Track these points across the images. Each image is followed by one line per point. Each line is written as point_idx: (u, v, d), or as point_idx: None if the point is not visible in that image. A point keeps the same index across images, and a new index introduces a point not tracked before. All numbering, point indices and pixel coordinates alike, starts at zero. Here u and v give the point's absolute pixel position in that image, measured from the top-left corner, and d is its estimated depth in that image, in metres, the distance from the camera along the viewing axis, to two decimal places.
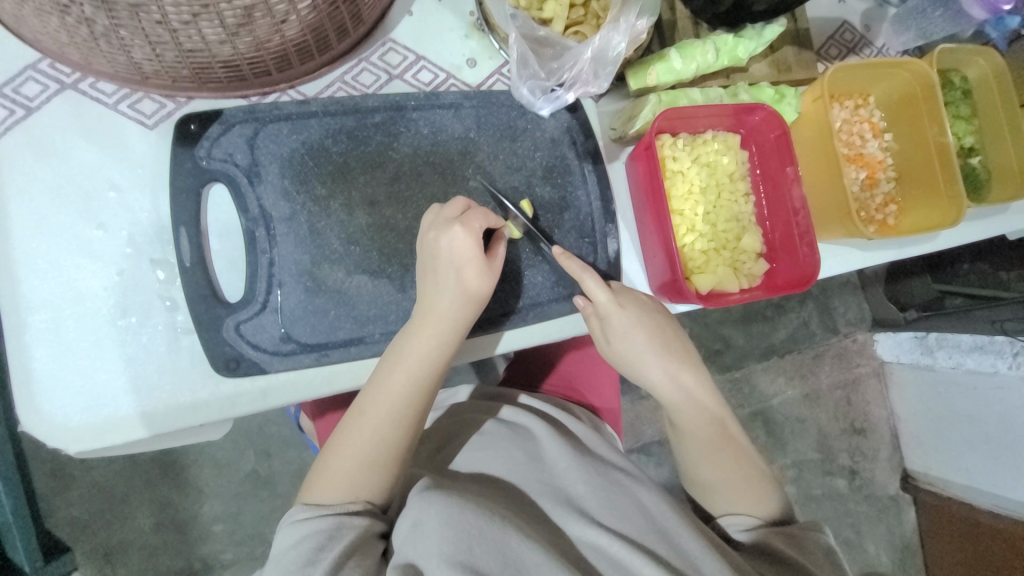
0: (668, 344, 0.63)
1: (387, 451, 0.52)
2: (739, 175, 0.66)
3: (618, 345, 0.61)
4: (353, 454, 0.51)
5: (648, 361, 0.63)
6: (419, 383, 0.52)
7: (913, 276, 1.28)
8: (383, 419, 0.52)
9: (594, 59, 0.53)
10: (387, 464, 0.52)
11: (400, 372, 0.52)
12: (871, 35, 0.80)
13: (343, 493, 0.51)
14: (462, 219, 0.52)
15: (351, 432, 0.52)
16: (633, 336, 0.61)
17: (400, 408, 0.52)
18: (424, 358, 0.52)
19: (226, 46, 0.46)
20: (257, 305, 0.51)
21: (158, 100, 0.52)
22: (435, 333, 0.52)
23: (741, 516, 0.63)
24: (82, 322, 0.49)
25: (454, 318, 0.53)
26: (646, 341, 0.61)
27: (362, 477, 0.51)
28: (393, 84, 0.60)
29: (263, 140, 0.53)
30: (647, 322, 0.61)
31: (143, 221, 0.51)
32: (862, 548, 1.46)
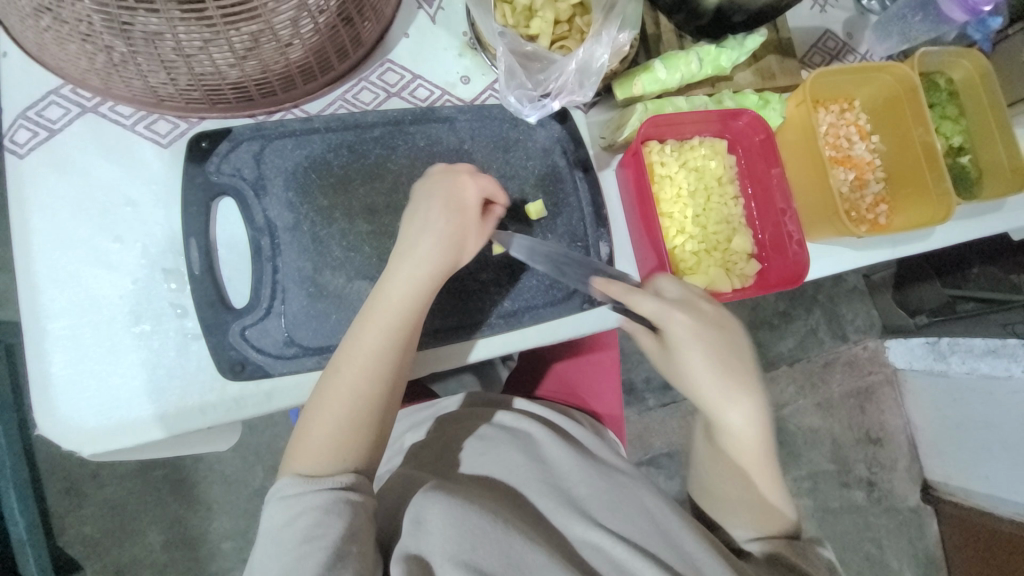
0: (729, 364, 0.59)
1: (367, 412, 0.51)
2: (727, 179, 0.68)
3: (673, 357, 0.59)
4: (334, 419, 0.50)
5: (705, 378, 0.59)
6: (394, 339, 0.52)
7: (922, 282, 1.28)
8: (359, 378, 0.51)
9: (579, 69, 0.56)
10: (370, 425, 0.52)
11: (374, 329, 0.52)
12: (855, 42, 0.82)
13: (326, 460, 0.49)
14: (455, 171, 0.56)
15: (327, 396, 0.51)
16: (688, 348, 0.58)
17: (377, 367, 0.52)
18: (398, 312, 0.52)
19: (235, 69, 0.49)
20: (262, 310, 0.54)
21: (171, 121, 0.56)
22: (408, 288, 0.53)
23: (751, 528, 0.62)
24: (98, 329, 0.52)
25: (427, 270, 0.53)
26: (705, 356, 0.58)
27: (345, 442, 0.50)
28: (391, 101, 0.63)
29: (269, 155, 0.56)
30: (704, 337, 0.58)
31: (156, 233, 0.54)
32: (884, 563, 1.42)
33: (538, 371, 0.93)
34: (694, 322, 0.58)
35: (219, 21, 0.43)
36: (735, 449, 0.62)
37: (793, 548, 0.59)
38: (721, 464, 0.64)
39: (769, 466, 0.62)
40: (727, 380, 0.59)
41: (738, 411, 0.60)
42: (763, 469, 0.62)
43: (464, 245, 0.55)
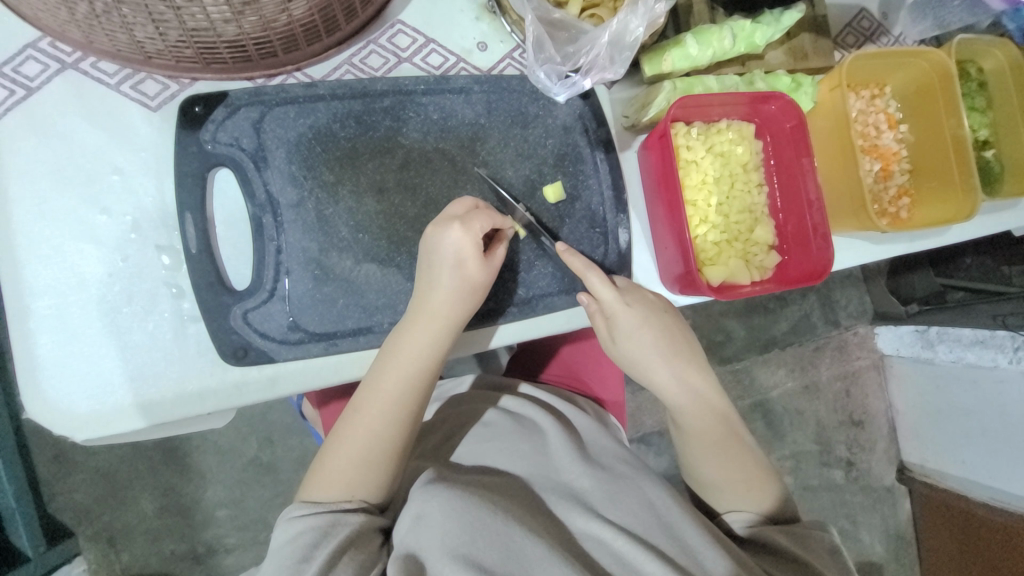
0: (674, 344, 0.64)
1: (381, 450, 0.52)
2: (752, 165, 0.65)
3: (625, 345, 0.62)
4: (349, 454, 0.52)
5: (654, 361, 0.64)
6: (414, 381, 0.52)
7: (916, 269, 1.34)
8: (378, 417, 0.52)
9: (611, 42, 0.51)
10: (386, 462, 0.53)
11: (393, 372, 0.52)
12: (889, 23, 0.78)
13: (338, 492, 0.52)
14: (472, 211, 0.52)
15: (346, 431, 0.53)
16: (642, 332, 0.61)
17: (394, 407, 0.52)
18: (419, 356, 0.52)
19: (231, 26, 0.44)
20: (265, 293, 0.50)
21: (161, 81, 0.50)
22: (429, 332, 0.52)
23: (744, 512, 0.62)
24: (87, 308, 0.48)
25: (448, 314, 0.52)
26: (656, 344, 0.62)
27: (358, 477, 0.52)
28: (402, 67, 0.58)
29: (270, 123, 0.52)
30: (654, 319, 0.62)
31: (147, 207, 0.50)
32: (857, 538, 1.48)
33: (541, 354, 0.92)
34: (647, 308, 0.61)
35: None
36: (695, 429, 0.66)
37: (794, 537, 0.59)
38: (692, 447, 0.66)
39: (734, 441, 0.65)
40: (676, 360, 0.65)
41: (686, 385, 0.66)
42: (729, 439, 0.65)
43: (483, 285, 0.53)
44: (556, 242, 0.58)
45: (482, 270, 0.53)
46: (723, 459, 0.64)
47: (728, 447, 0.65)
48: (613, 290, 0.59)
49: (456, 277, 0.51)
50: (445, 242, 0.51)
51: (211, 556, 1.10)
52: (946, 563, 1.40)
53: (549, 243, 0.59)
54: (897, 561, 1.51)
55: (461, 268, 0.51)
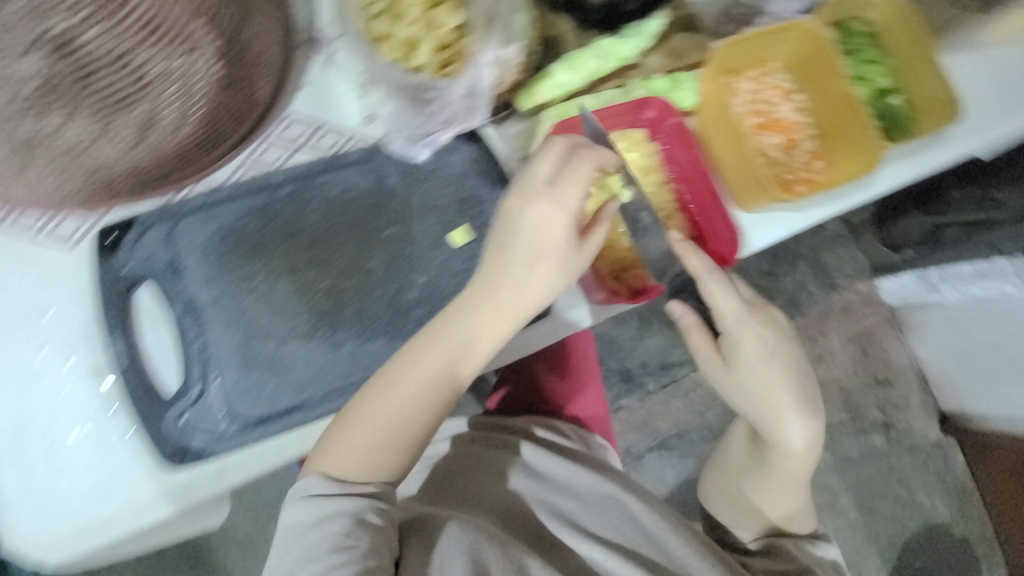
0: (801, 376, 0.71)
1: (404, 431, 0.54)
2: (650, 168, 0.68)
3: (750, 364, 0.70)
4: (364, 437, 0.53)
5: (779, 393, 0.70)
6: (448, 369, 0.55)
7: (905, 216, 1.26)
8: (406, 397, 0.54)
9: (467, 94, 0.55)
10: (402, 445, 0.54)
11: (439, 345, 0.54)
12: (764, 2, 0.79)
13: (354, 480, 0.52)
14: (571, 157, 0.54)
15: (354, 414, 0.53)
16: (774, 354, 0.69)
17: (430, 389, 0.55)
18: (468, 333, 0.55)
19: (126, 159, 0.49)
20: (194, 394, 0.53)
21: (76, 220, 0.55)
22: (501, 310, 0.55)
23: (754, 530, 0.78)
24: (39, 441, 0.52)
25: (530, 300, 0.56)
26: (782, 377, 0.70)
27: (374, 458, 0.53)
28: (298, 155, 0.62)
29: (179, 234, 0.56)
30: (780, 350, 0.70)
31: (78, 337, 0.54)
32: (914, 501, 1.42)
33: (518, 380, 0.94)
34: (775, 343, 0.70)
35: (99, 112, 0.44)
36: (788, 467, 0.74)
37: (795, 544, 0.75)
38: (777, 479, 0.76)
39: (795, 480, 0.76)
40: (801, 401, 0.71)
41: (801, 427, 0.71)
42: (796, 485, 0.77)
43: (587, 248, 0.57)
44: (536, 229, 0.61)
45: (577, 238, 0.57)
46: (800, 492, 0.77)
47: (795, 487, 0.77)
48: (737, 306, 0.67)
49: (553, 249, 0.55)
50: (527, 215, 0.54)
51: None
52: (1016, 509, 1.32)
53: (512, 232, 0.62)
54: (964, 518, 1.42)
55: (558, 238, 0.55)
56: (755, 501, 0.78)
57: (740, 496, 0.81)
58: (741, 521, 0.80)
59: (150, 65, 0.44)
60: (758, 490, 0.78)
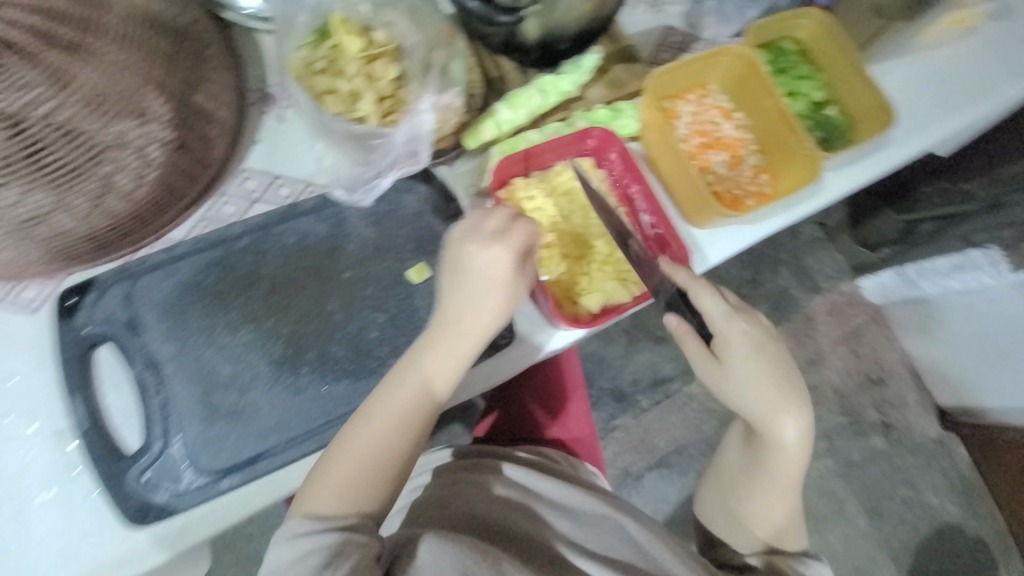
0: (780, 375, 0.63)
1: (389, 457, 0.54)
2: (601, 193, 0.69)
3: (733, 369, 0.63)
4: (351, 467, 0.52)
5: (763, 385, 0.62)
6: (423, 392, 0.55)
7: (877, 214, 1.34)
8: (387, 426, 0.54)
9: (408, 139, 0.58)
10: (386, 474, 0.54)
11: (411, 375, 0.55)
12: (698, 30, 0.85)
13: (340, 505, 0.52)
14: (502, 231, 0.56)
15: (344, 445, 0.53)
16: (754, 357, 0.62)
17: (406, 415, 0.54)
18: (451, 351, 0.56)
19: (81, 225, 0.53)
20: (155, 450, 0.53)
21: (38, 286, 0.57)
22: (453, 340, 0.56)
23: (747, 541, 0.71)
24: (7, 503, 0.53)
25: (478, 331, 0.56)
26: (761, 369, 0.62)
27: (360, 491, 0.52)
28: (255, 206, 0.65)
29: (139, 292, 0.57)
30: (766, 350, 0.63)
31: (43, 398, 0.55)
32: (924, 502, 1.39)
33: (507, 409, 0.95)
34: (759, 337, 0.63)
35: (55, 179, 0.48)
36: (781, 466, 0.67)
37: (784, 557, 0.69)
38: (767, 482, 0.68)
39: (792, 486, 0.68)
40: (786, 393, 0.63)
41: (792, 424, 0.64)
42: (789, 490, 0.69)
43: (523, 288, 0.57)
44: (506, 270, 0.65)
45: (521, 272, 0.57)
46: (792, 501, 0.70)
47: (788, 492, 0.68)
48: (723, 309, 0.61)
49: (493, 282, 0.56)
50: (465, 251, 0.56)
51: None
52: None
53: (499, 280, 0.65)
54: (978, 518, 1.38)
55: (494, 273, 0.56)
56: (750, 509, 0.70)
57: (730, 506, 0.73)
58: (739, 531, 0.72)
59: (105, 132, 0.49)
60: (746, 496, 0.71)
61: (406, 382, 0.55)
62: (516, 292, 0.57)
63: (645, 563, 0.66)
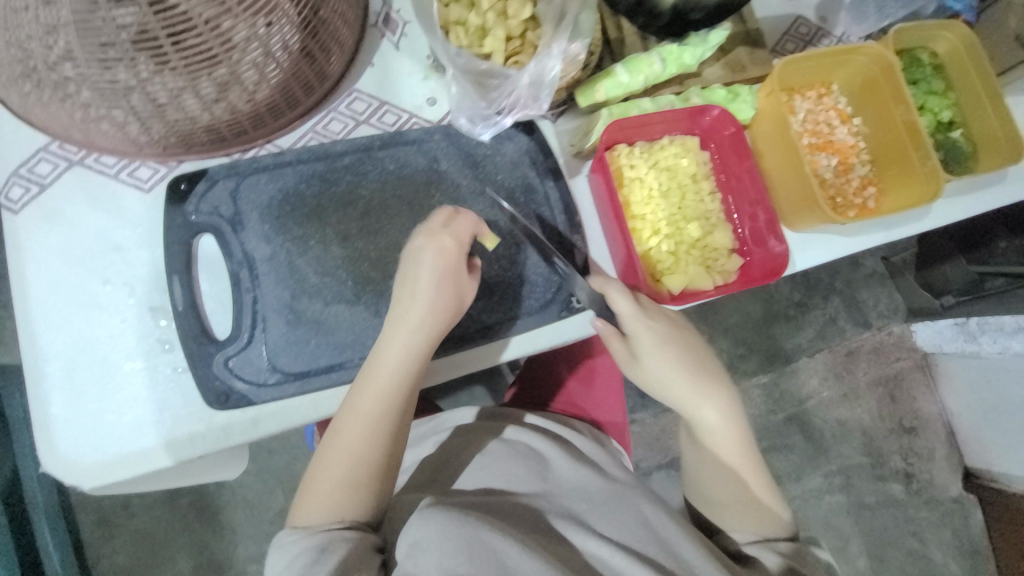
0: (698, 361, 0.66)
1: (369, 463, 0.55)
2: (702, 175, 0.68)
3: (648, 363, 0.65)
4: (332, 475, 0.54)
5: (678, 376, 0.65)
6: (388, 401, 0.55)
7: (947, 259, 1.22)
8: (359, 438, 0.54)
9: (532, 83, 0.57)
10: (366, 482, 0.55)
11: (373, 389, 0.54)
12: (829, 26, 0.80)
13: (327, 513, 0.54)
14: (451, 229, 0.57)
15: (325, 455, 0.55)
16: (674, 340, 0.64)
17: (376, 425, 0.55)
18: (393, 370, 0.55)
19: (205, 114, 0.52)
20: (244, 340, 0.56)
21: (152, 166, 0.59)
22: (409, 346, 0.55)
23: (747, 530, 0.63)
24: (92, 367, 0.55)
25: (421, 335, 0.55)
26: (677, 358, 0.65)
27: (341, 499, 0.54)
28: (361, 128, 0.65)
29: (245, 190, 0.59)
30: (677, 340, 0.65)
31: (142, 273, 0.57)
32: (927, 558, 1.35)
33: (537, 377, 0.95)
34: (668, 326, 0.64)
35: (184, 68, 0.46)
36: (717, 449, 0.66)
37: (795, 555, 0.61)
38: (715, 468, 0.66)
39: (744, 468, 0.66)
40: (700, 377, 0.66)
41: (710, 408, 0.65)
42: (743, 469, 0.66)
43: (460, 299, 0.57)
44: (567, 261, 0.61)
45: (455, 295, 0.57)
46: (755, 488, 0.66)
47: (747, 473, 0.66)
48: (633, 308, 0.61)
49: (432, 298, 0.55)
50: (415, 266, 0.56)
51: None
52: None
53: (562, 263, 0.62)
54: None
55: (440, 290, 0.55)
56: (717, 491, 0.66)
57: (702, 492, 0.68)
58: (724, 517, 0.65)
59: (235, 31, 0.46)
60: (708, 476, 0.67)
61: (378, 397, 0.54)
62: (455, 299, 0.57)
63: (673, 564, 0.58)
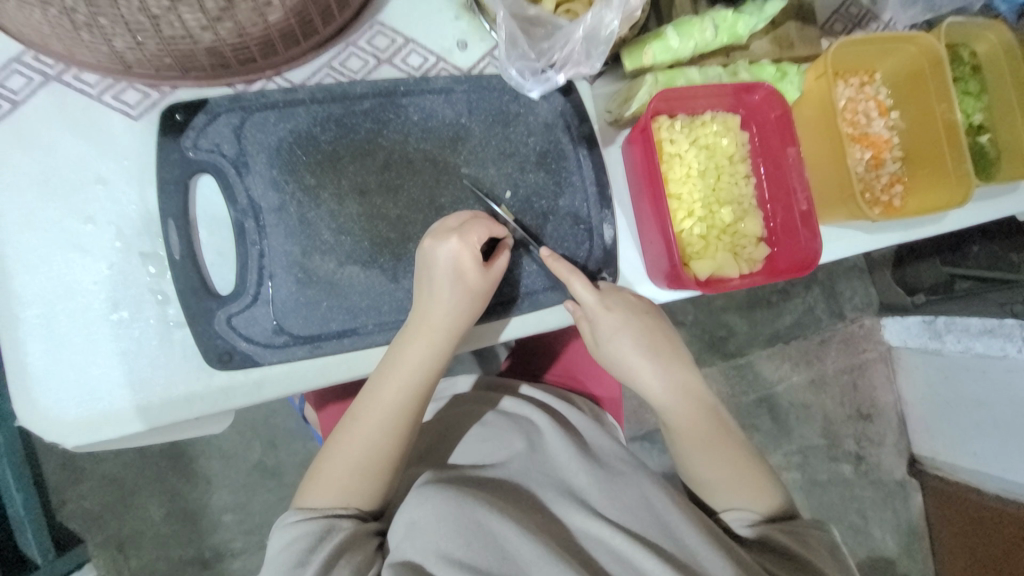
0: (657, 342, 0.63)
1: (383, 453, 0.53)
2: (739, 157, 0.65)
3: (610, 347, 0.61)
4: (346, 462, 0.52)
5: (641, 363, 0.62)
6: (413, 394, 0.53)
7: (923, 259, 1.29)
8: (377, 426, 0.53)
9: (586, 38, 0.51)
10: (379, 471, 0.53)
11: (395, 379, 0.53)
12: (878, 9, 0.76)
13: (332, 499, 0.52)
14: (460, 229, 0.52)
15: (340, 440, 0.53)
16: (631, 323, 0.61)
17: (397, 415, 0.53)
18: (419, 362, 0.53)
19: (208, 33, 0.45)
20: (248, 297, 0.51)
21: (141, 90, 0.51)
22: (438, 335, 0.53)
23: (743, 511, 0.61)
24: (74, 316, 0.49)
25: (447, 328, 0.53)
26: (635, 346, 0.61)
27: (352, 484, 0.52)
28: (382, 68, 0.58)
29: (250, 129, 0.52)
30: (638, 320, 0.61)
31: (131, 214, 0.51)
32: (868, 533, 1.44)
33: (532, 351, 0.92)
34: (628, 310, 0.60)
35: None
36: (699, 434, 0.63)
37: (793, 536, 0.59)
38: (699, 452, 0.63)
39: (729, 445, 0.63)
40: (661, 361, 0.63)
41: (677, 387, 0.63)
42: (728, 443, 0.63)
43: (480, 296, 0.54)
44: (542, 249, 0.58)
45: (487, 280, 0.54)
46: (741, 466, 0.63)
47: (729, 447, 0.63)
48: (591, 294, 0.58)
49: (458, 287, 0.52)
50: (445, 251, 0.52)
51: (218, 561, 1.11)
52: (962, 560, 1.36)
53: (536, 250, 0.59)
54: (910, 557, 1.46)
55: (462, 277, 0.52)
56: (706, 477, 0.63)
57: (688, 472, 0.65)
58: (713, 493, 0.63)
59: None
60: (692, 459, 0.64)
61: (401, 386, 0.52)
62: (477, 292, 0.53)
63: (677, 551, 0.55)
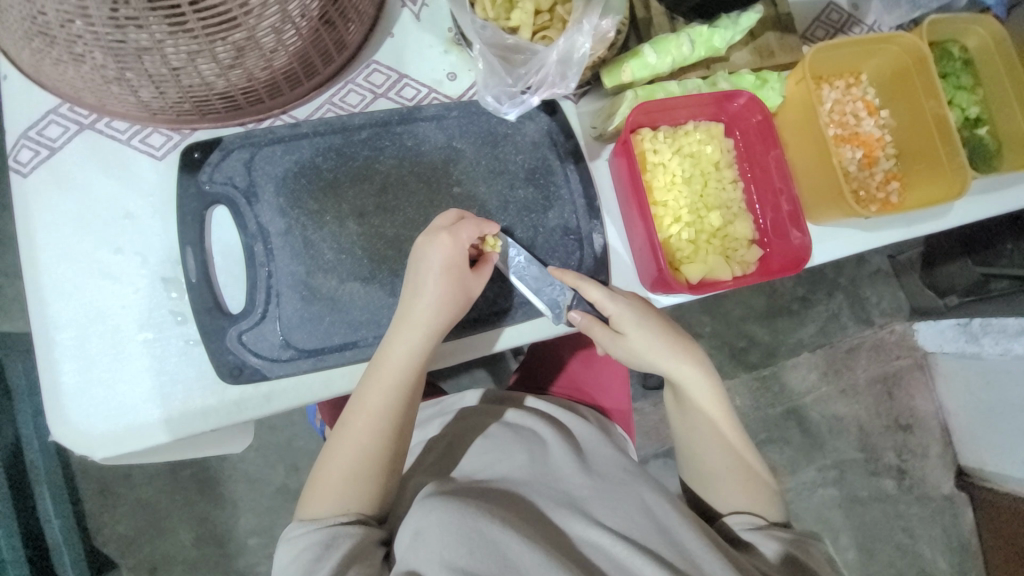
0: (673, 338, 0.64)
1: (375, 456, 0.55)
2: (725, 163, 0.66)
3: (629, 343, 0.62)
4: (339, 469, 0.54)
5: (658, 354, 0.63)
6: (396, 395, 0.55)
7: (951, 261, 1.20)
8: (366, 431, 0.55)
9: (560, 60, 0.55)
10: (370, 476, 0.55)
11: (380, 382, 0.55)
12: (860, 14, 0.77)
13: (331, 507, 0.54)
14: (450, 228, 0.55)
15: (334, 448, 0.55)
16: (646, 323, 0.61)
17: (383, 419, 0.55)
18: (400, 364, 0.55)
19: (221, 80, 0.50)
20: (257, 315, 0.55)
21: (164, 133, 0.57)
22: (417, 337, 0.55)
23: (746, 514, 0.61)
24: (103, 337, 0.54)
25: (425, 328, 0.55)
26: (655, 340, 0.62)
27: (347, 490, 0.54)
28: (379, 101, 0.64)
29: (259, 162, 0.58)
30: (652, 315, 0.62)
31: (155, 244, 0.56)
32: (916, 553, 1.36)
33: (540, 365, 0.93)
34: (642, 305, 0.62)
35: (202, 33, 0.43)
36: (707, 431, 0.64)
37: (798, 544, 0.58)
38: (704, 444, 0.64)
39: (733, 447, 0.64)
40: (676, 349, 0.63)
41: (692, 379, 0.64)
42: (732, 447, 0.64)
43: (458, 298, 0.56)
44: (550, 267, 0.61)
45: (464, 284, 0.56)
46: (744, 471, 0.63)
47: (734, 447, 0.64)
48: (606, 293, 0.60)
49: (433, 292, 0.54)
50: (421, 259, 0.55)
51: None
52: None
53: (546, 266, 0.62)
54: None
55: (437, 281, 0.54)
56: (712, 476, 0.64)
57: (691, 465, 0.66)
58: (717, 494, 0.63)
59: None
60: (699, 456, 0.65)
61: (384, 388, 0.55)
62: (454, 295, 0.55)
63: (677, 558, 0.54)
